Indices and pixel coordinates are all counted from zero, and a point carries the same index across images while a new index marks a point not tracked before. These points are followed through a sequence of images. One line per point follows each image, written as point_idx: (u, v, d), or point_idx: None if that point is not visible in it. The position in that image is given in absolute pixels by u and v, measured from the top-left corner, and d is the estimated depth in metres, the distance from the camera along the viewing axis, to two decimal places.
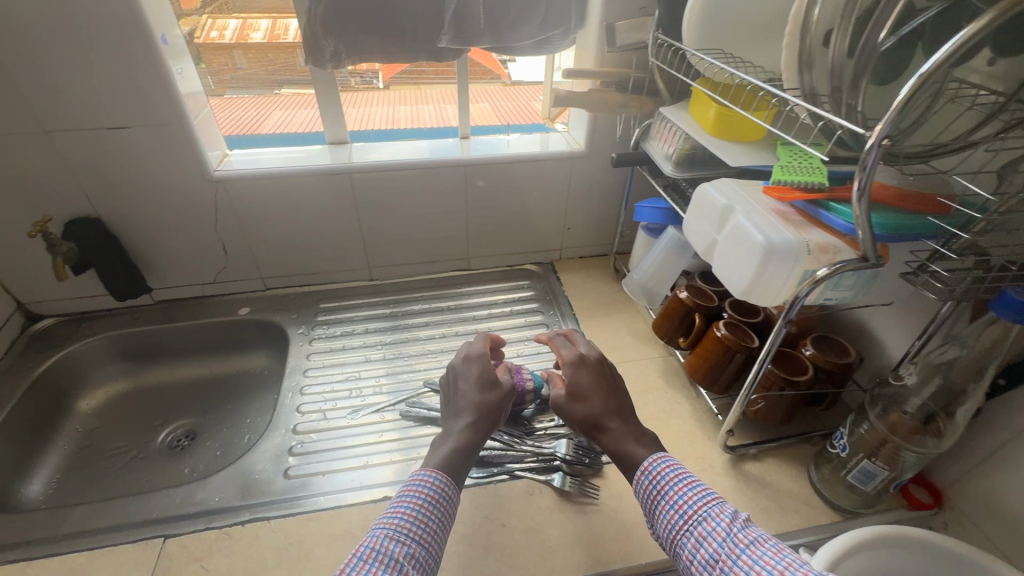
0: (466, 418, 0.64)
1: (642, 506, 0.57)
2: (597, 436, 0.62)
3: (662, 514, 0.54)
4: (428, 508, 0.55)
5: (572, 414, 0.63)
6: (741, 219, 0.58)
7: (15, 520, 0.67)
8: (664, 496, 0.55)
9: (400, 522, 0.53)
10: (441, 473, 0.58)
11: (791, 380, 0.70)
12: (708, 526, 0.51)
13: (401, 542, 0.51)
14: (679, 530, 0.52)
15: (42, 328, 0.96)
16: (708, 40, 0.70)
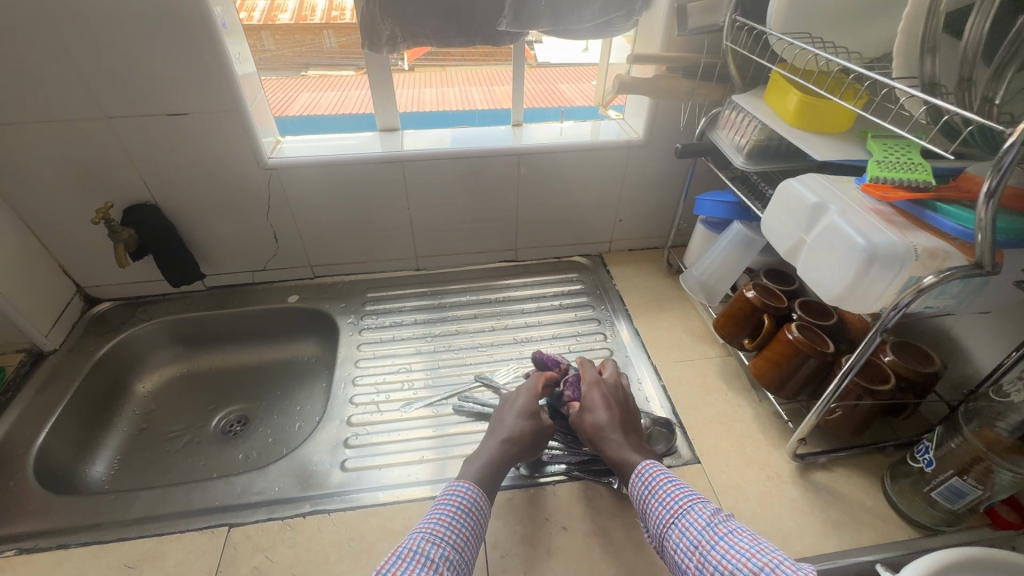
0: (498, 441, 0.65)
1: (636, 505, 0.60)
2: (599, 445, 0.65)
3: (649, 509, 0.58)
4: (462, 516, 0.57)
5: (579, 423, 0.67)
6: (837, 219, 0.54)
7: (86, 503, 0.68)
8: (650, 491, 0.58)
9: (436, 526, 0.55)
10: (477, 488, 0.60)
11: (872, 390, 0.66)
12: (689, 517, 0.54)
13: (437, 544, 0.53)
14: (663, 523, 0.56)
15: (100, 312, 0.98)
16: (796, 23, 0.65)
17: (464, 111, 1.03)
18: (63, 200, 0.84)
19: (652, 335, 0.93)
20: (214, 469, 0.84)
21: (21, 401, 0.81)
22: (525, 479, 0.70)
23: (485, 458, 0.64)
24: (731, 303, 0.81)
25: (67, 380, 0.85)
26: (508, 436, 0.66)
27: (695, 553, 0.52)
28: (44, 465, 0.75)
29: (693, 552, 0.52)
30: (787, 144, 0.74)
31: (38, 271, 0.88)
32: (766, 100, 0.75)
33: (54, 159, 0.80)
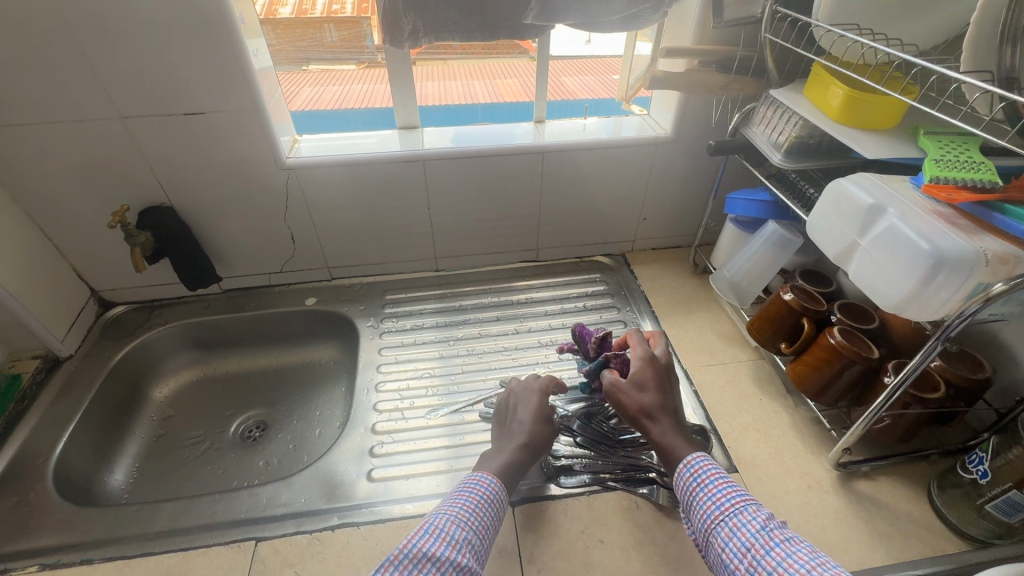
0: (513, 446, 0.63)
1: (680, 498, 0.56)
2: (645, 427, 0.60)
3: (697, 505, 0.54)
4: (485, 504, 0.56)
5: (624, 401, 0.61)
6: (896, 222, 0.51)
7: (108, 516, 0.67)
8: (699, 486, 0.54)
9: (461, 509, 0.54)
10: (498, 486, 0.58)
11: (921, 398, 0.63)
12: (742, 517, 0.51)
13: (461, 526, 0.53)
14: (712, 520, 0.52)
15: (115, 315, 0.96)
16: (846, 13, 0.62)
17: (466, 104, 0.99)
18: (77, 202, 0.82)
19: (681, 338, 0.91)
20: (235, 477, 0.82)
21: (38, 409, 0.79)
22: (560, 489, 0.68)
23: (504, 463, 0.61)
24: (766, 305, 0.79)
25: (84, 386, 0.83)
26: (523, 441, 0.63)
27: (747, 555, 0.48)
28: (62, 475, 0.74)
29: (744, 553, 0.49)
30: (829, 141, 0.71)
31: (52, 275, 0.86)
32: (806, 94, 0.72)
33: (69, 161, 0.77)
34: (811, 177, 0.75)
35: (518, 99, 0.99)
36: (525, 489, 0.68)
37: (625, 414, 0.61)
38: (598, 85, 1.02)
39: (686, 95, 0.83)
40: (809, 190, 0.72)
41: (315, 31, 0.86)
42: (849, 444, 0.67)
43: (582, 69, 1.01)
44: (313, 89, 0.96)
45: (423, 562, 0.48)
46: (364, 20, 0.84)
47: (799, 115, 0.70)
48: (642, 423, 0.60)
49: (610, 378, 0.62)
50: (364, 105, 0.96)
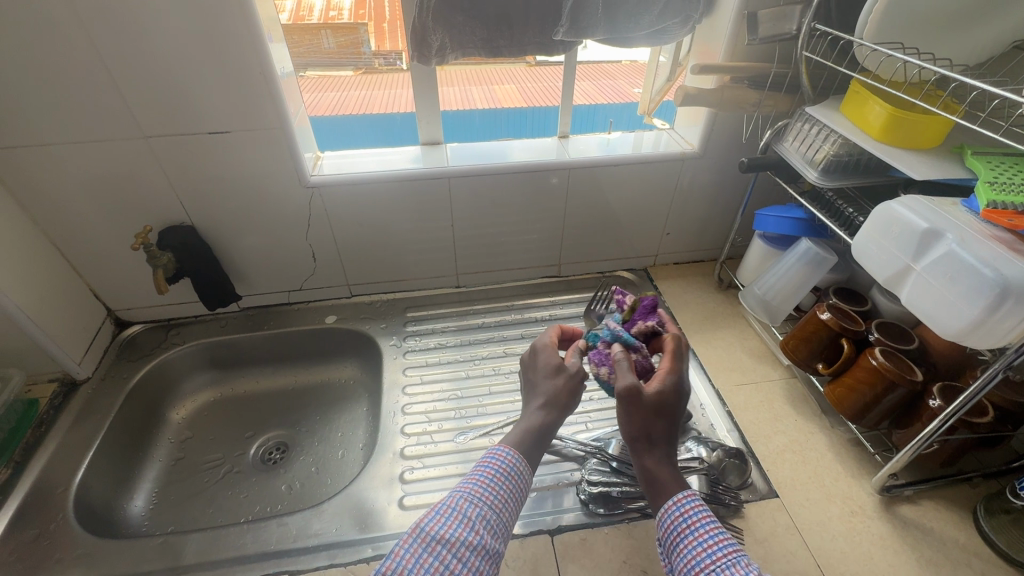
0: (538, 408, 0.57)
1: (664, 540, 0.51)
2: (635, 447, 0.54)
3: (686, 550, 0.49)
4: (502, 479, 0.51)
5: (632, 414, 0.54)
6: (954, 247, 0.50)
7: (133, 549, 0.64)
8: (688, 529, 0.49)
9: (476, 485, 0.50)
10: (520, 457, 0.53)
11: (970, 422, 0.61)
12: (736, 569, 0.45)
13: (474, 503, 0.49)
14: (705, 569, 0.47)
15: (131, 335, 0.94)
16: (892, 31, 0.60)
17: (462, 111, 0.96)
18: (97, 222, 0.80)
19: (711, 356, 0.89)
20: (258, 503, 0.80)
21: (55, 436, 0.77)
22: (597, 517, 0.67)
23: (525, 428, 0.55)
24: (801, 324, 0.78)
25: (103, 411, 0.81)
26: (549, 400, 0.57)
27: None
28: (83, 505, 0.71)
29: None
30: (867, 158, 0.70)
31: (69, 297, 0.84)
32: (843, 111, 0.70)
33: (90, 180, 0.76)
34: (848, 196, 0.75)
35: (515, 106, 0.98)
36: (562, 518, 0.67)
37: (624, 422, 0.55)
38: (594, 89, 0.99)
39: (717, 111, 0.82)
40: (847, 210, 0.72)
41: (313, 37, 0.82)
42: (896, 469, 0.66)
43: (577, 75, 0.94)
44: (313, 96, 0.92)
45: (431, 544, 0.45)
46: (362, 26, 0.84)
47: (837, 133, 0.68)
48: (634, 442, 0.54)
49: (628, 383, 0.55)
50: (363, 110, 0.93)
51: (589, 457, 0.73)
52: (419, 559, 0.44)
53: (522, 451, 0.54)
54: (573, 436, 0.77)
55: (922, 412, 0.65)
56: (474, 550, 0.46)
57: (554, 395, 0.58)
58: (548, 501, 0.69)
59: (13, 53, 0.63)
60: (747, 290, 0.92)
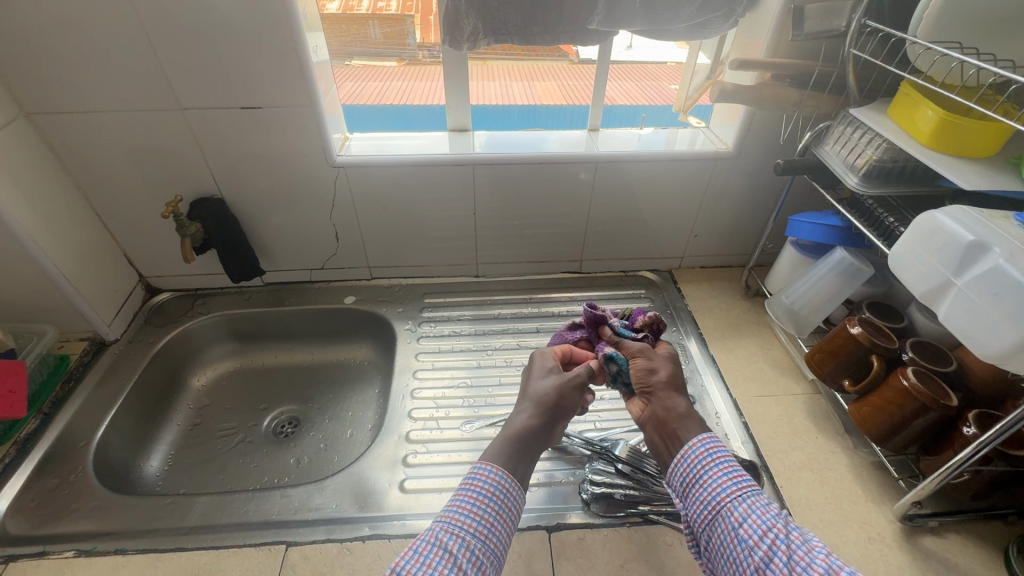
0: (526, 410, 0.57)
1: (685, 473, 0.53)
2: (663, 389, 0.58)
3: (709, 480, 0.52)
4: (485, 502, 0.50)
5: (657, 361, 0.61)
6: (1002, 262, 0.46)
7: (143, 506, 0.67)
8: (713, 461, 0.53)
9: (456, 514, 0.48)
10: (504, 471, 0.52)
11: (1008, 454, 0.57)
12: (759, 498, 0.50)
13: (455, 536, 0.47)
14: (731, 496, 0.50)
15: (160, 302, 0.97)
16: (950, 29, 0.56)
17: (502, 105, 0.95)
18: (133, 191, 0.83)
19: (731, 365, 0.86)
20: (266, 473, 0.81)
21: (82, 391, 0.80)
22: (598, 518, 0.65)
23: (511, 430, 0.55)
24: (829, 338, 0.74)
25: (127, 371, 0.84)
26: (538, 402, 0.57)
27: (768, 533, 0.47)
28: (101, 460, 0.74)
29: (764, 530, 0.47)
30: (913, 166, 0.66)
31: (105, 260, 0.87)
32: (890, 114, 0.66)
33: (127, 149, 0.78)
34: (890, 205, 0.70)
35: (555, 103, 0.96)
36: (561, 515, 0.66)
37: (640, 372, 0.60)
38: (636, 91, 0.98)
39: (754, 111, 0.79)
40: (887, 219, 0.67)
41: (360, 28, 0.84)
42: (920, 497, 0.62)
43: (623, 74, 0.96)
44: (355, 84, 0.93)
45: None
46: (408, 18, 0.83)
47: (882, 137, 0.64)
48: (662, 383, 0.58)
49: (641, 345, 0.62)
50: (403, 101, 0.93)
51: (594, 457, 0.72)
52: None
53: (505, 464, 0.52)
54: (580, 434, 0.76)
55: (955, 439, 0.61)
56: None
57: (549, 397, 0.57)
58: (549, 497, 0.68)
59: (62, 22, 0.65)
60: (774, 298, 0.88)
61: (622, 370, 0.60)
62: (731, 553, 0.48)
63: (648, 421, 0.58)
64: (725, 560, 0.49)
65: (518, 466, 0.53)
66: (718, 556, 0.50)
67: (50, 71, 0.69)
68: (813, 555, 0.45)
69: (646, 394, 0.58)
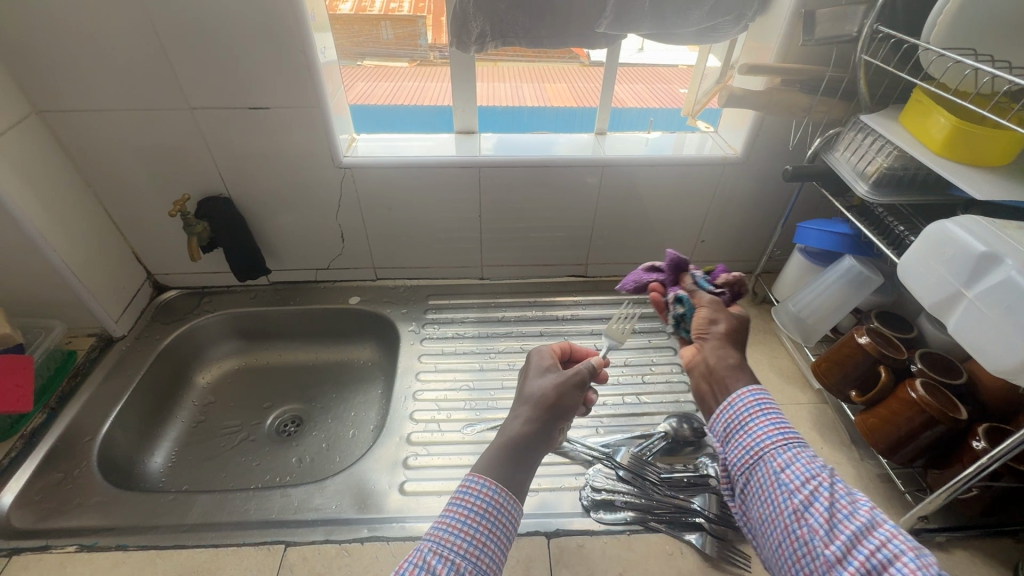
0: (523, 414, 0.54)
1: (731, 415, 0.52)
2: (717, 339, 0.56)
3: (754, 426, 0.51)
4: (475, 518, 0.48)
5: (724, 314, 0.58)
6: (1015, 275, 0.45)
7: (145, 503, 0.67)
8: (760, 408, 0.52)
9: (444, 534, 0.47)
10: (496, 484, 0.50)
11: (1016, 470, 0.56)
12: (805, 448, 0.49)
13: (442, 558, 0.45)
14: (775, 443, 0.50)
15: (167, 300, 0.98)
16: (963, 36, 0.56)
17: (511, 108, 0.97)
18: (142, 189, 0.84)
19: None
20: (268, 472, 0.82)
21: (89, 387, 0.81)
22: (598, 525, 0.65)
23: (505, 437, 0.52)
24: (836, 347, 0.73)
25: (133, 368, 0.85)
26: (534, 404, 0.54)
27: (811, 480, 0.46)
28: (106, 456, 0.75)
29: (808, 479, 0.47)
30: (925, 174, 0.65)
31: (113, 257, 0.88)
32: (902, 121, 0.65)
33: (137, 148, 0.79)
34: (900, 213, 0.69)
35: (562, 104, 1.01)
36: (561, 521, 0.65)
37: (703, 323, 0.58)
38: (646, 93, 1.00)
39: (763, 116, 0.78)
40: (897, 228, 0.66)
41: (373, 29, 0.88)
42: (925, 512, 0.61)
43: (633, 77, 0.96)
44: (367, 85, 0.95)
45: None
46: (420, 19, 0.90)
47: (893, 145, 0.63)
48: (720, 333, 0.56)
49: (714, 297, 0.60)
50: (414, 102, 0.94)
51: (596, 462, 0.72)
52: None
53: (498, 476, 0.50)
54: (582, 440, 0.76)
55: (963, 454, 0.59)
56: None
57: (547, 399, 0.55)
58: (549, 502, 0.68)
59: (74, 22, 0.66)
60: (780, 305, 0.87)
61: (686, 317, 0.60)
62: (768, 497, 0.48)
63: (693, 368, 0.57)
64: (760, 503, 0.49)
65: (511, 477, 0.51)
66: (753, 498, 0.50)
67: (62, 70, 0.70)
68: (855, 505, 0.45)
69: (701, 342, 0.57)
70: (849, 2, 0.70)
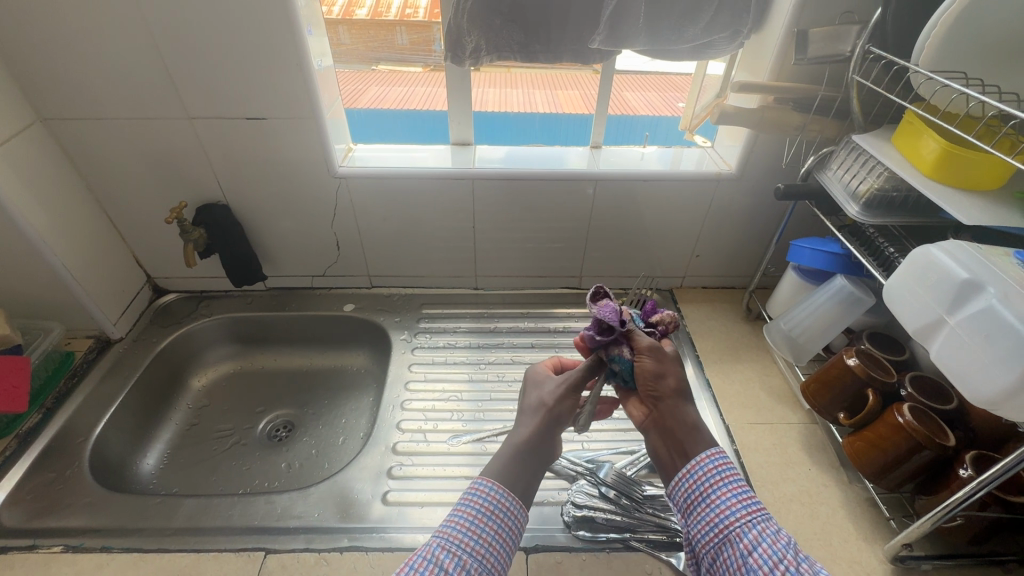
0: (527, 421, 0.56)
1: (692, 490, 0.53)
2: (672, 399, 0.56)
3: (716, 501, 0.52)
4: (483, 520, 0.50)
5: (663, 361, 0.57)
6: (996, 304, 0.45)
7: (132, 505, 0.68)
8: (720, 482, 0.53)
9: (453, 532, 0.48)
10: (503, 489, 0.51)
11: (1003, 500, 0.55)
12: (769, 524, 0.50)
13: (450, 554, 0.47)
14: (740, 520, 0.50)
15: (166, 303, 1.00)
16: (952, 59, 0.55)
17: (523, 113, 0.96)
18: (142, 195, 0.86)
19: (726, 389, 0.85)
20: (257, 477, 0.82)
21: (85, 387, 0.83)
22: (578, 542, 0.64)
23: (511, 446, 0.54)
24: (825, 367, 0.72)
25: (129, 370, 0.86)
26: (534, 412, 0.56)
27: (779, 565, 0.47)
28: (98, 457, 0.76)
29: (773, 560, 0.47)
30: (916, 197, 0.64)
31: (114, 261, 0.90)
32: (893, 142, 0.65)
33: (137, 155, 0.81)
34: (892, 234, 0.69)
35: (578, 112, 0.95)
36: (541, 537, 0.65)
37: (648, 373, 0.56)
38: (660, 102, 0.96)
39: (756, 133, 0.78)
40: (888, 250, 0.66)
41: (387, 33, 0.85)
42: (909, 539, 0.60)
43: (645, 85, 0.93)
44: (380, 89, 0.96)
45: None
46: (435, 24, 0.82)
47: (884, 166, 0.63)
48: (672, 391, 0.56)
49: (653, 344, 0.58)
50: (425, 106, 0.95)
51: (579, 477, 0.72)
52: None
53: (503, 481, 0.52)
54: (567, 454, 0.76)
55: (950, 480, 0.59)
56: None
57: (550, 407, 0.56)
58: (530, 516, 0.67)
59: (78, 34, 0.68)
60: (773, 323, 0.87)
61: (624, 370, 0.57)
62: None
63: (656, 433, 0.56)
64: None
65: (518, 482, 0.52)
66: None
67: (66, 80, 0.72)
68: None
69: (652, 399, 0.56)
70: (843, 22, 0.69)
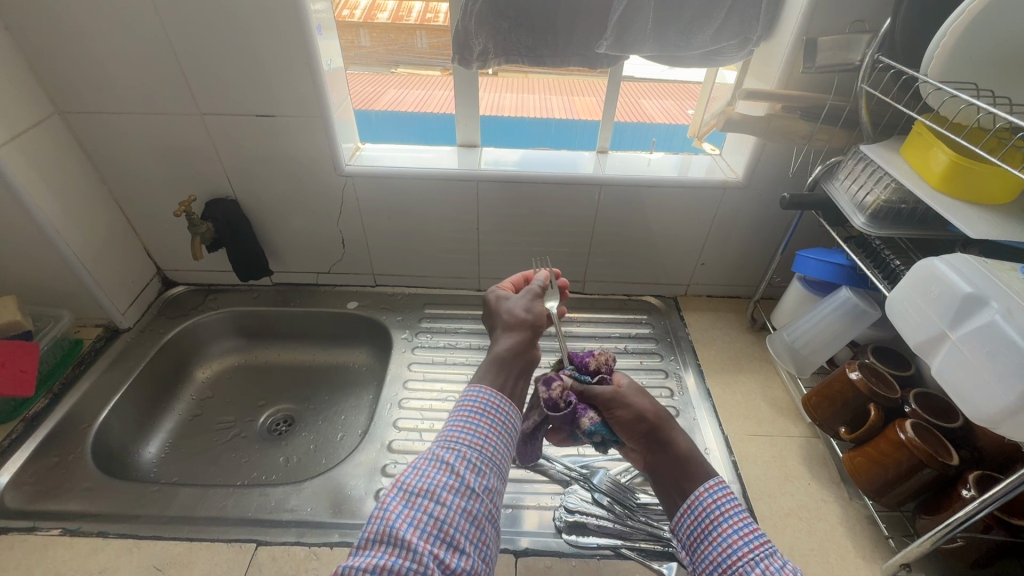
0: (505, 334, 0.62)
1: (693, 530, 0.54)
2: (653, 434, 0.59)
3: (719, 537, 0.52)
4: (477, 417, 0.54)
5: (631, 402, 0.61)
6: (999, 318, 0.44)
7: (132, 492, 0.69)
8: (720, 517, 0.53)
9: (451, 432, 0.53)
10: (494, 388, 0.57)
11: (1006, 522, 0.53)
12: (773, 560, 0.48)
13: (451, 449, 0.51)
14: (743, 559, 0.49)
15: (175, 295, 1.02)
16: (960, 69, 0.55)
17: (539, 118, 0.96)
18: (154, 188, 0.88)
19: (727, 400, 0.83)
20: (255, 469, 0.83)
21: (91, 375, 0.84)
22: (569, 548, 0.64)
23: (494, 355, 0.60)
24: (827, 380, 0.71)
25: (134, 358, 0.88)
26: (513, 325, 0.63)
27: None
28: (100, 443, 0.78)
29: None
30: (924, 209, 0.63)
31: (125, 252, 0.92)
32: (902, 152, 0.64)
33: (150, 149, 0.83)
34: (899, 247, 0.67)
35: (590, 117, 0.94)
36: (532, 541, 0.64)
37: (626, 421, 0.60)
38: (675, 109, 0.96)
39: (763, 141, 0.77)
40: (894, 262, 0.64)
41: (408, 37, 0.85)
42: (908, 561, 0.59)
43: (661, 92, 0.95)
44: (398, 92, 0.97)
45: (412, 498, 0.47)
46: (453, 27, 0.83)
47: (892, 176, 0.62)
48: (652, 427, 0.60)
49: (608, 390, 0.61)
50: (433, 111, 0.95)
51: (572, 482, 0.71)
52: (401, 514, 0.45)
53: (492, 381, 0.57)
54: (563, 459, 0.75)
55: (953, 500, 0.57)
56: (457, 492, 0.48)
57: (524, 321, 0.63)
58: (521, 519, 0.67)
59: (96, 30, 0.70)
60: (776, 334, 0.86)
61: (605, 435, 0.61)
62: None
63: (655, 472, 0.60)
64: None
65: (507, 383, 0.58)
66: None
67: (85, 75, 0.74)
68: None
69: (637, 437, 0.60)
70: (853, 31, 0.69)
